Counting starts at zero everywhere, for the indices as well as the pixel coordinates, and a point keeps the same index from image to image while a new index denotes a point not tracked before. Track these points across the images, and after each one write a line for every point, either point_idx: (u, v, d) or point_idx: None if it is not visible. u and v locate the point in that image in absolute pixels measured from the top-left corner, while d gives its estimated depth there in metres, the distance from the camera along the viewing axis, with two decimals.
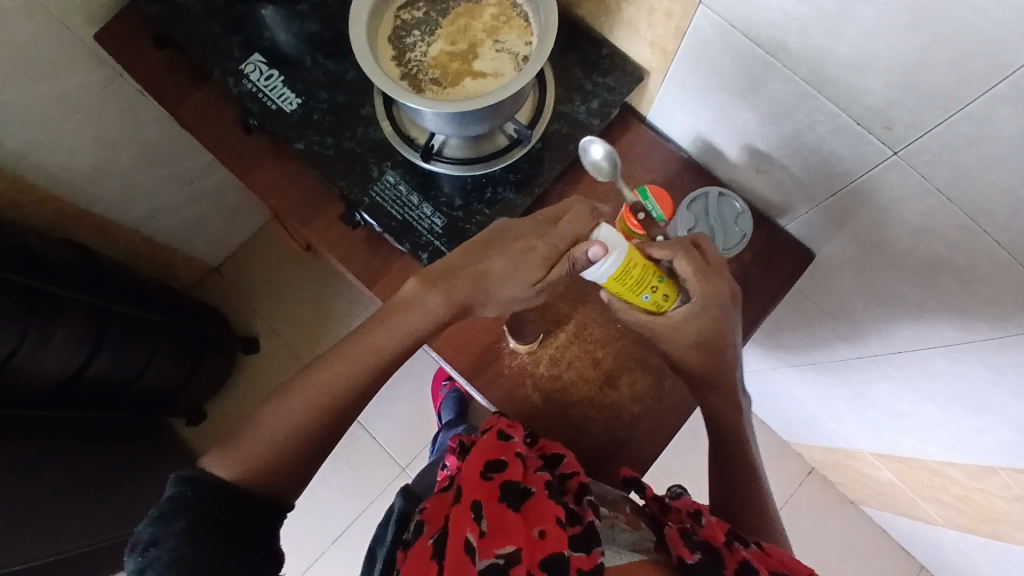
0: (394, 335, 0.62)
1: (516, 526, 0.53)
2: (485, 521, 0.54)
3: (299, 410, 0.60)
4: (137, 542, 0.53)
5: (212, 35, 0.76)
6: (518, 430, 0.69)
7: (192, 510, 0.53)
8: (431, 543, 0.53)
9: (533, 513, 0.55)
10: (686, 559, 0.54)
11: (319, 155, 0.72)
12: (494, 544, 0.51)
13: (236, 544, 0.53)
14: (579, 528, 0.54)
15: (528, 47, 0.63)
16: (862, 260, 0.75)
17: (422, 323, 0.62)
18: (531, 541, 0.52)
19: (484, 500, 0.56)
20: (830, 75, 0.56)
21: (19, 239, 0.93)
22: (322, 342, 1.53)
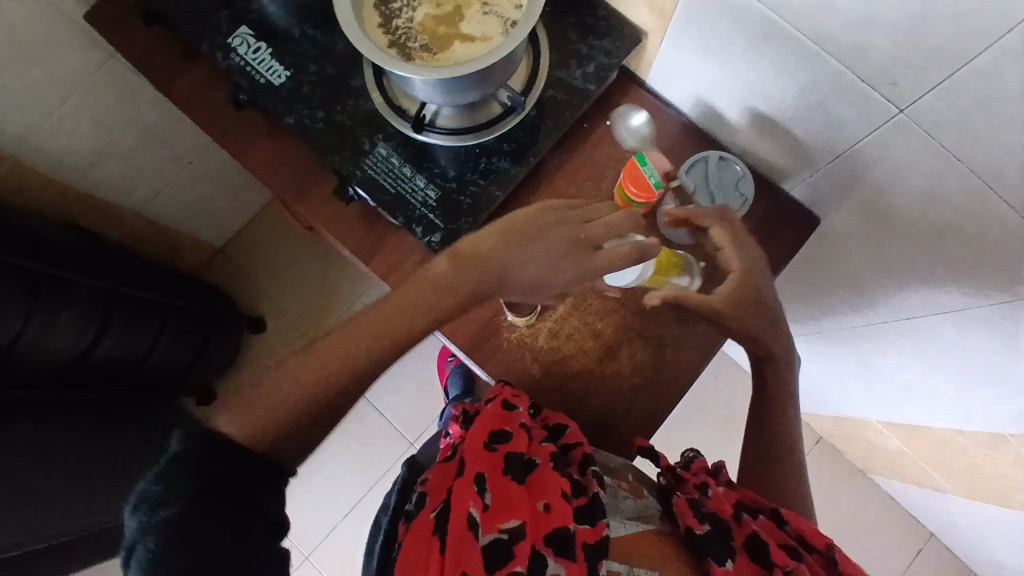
0: (404, 307, 0.59)
1: (520, 498, 0.53)
2: (489, 494, 0.54)
3: (313, 374, 0.58)
4: (141, 499, 0.53)
5: (199, 8, 0.74)
6: (523, 400, 0.68)
7: (204, 473, 0.53)
8: (433, 517, 0.53)
9: (537, 487, 0.55)
10: (694, 530, 0.54)
11: (310, 129, 0.70)
12: (497, 518, 0.51)
13: (239, 510, 0.53)
14: (583, 501, 0.54)
15: (518, 11, 0.60)
16: (871, 226, 0.73)
17: (434, 291, 0.58)
18: (536, 516, 0.52)
19: (487, 472, 0.56)
20: (832, 31, 0.54)
21: (20, 223, 0.93)
22: (329, 321, 1.53)
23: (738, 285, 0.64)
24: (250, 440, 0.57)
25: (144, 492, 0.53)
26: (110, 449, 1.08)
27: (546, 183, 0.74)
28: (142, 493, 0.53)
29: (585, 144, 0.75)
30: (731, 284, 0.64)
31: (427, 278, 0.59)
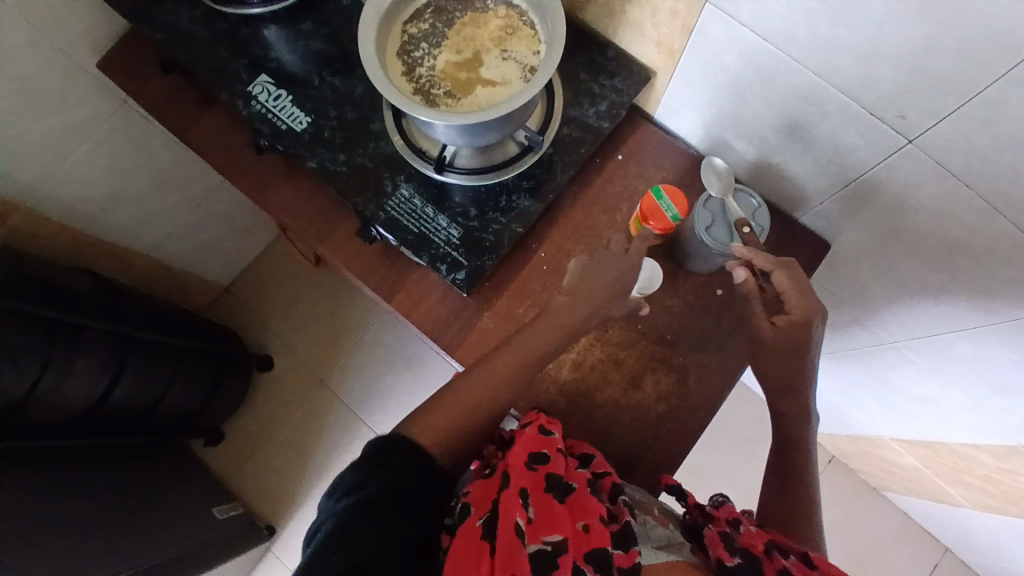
0: (512, 360, 0.65)
1: (562, 515, 0.53)
2: (531, 509, 0.53)
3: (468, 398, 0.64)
4: (334, 489, 0.56)
5: (219, 59, 0.77)
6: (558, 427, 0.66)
7: (387, 470, 0.56)
8: (481, 524, 0.52)
9: (575, 507, 0.55)
10: (725, 562, 0.55)
11: (332, 172, 0.71)
12: (541, 531, 0.51)
13: (404, 514, 0.53)
14: (617, 526, 0.54)
15: (536, 56, 0.63)
16: (883, 248, 0.75)
17: (541, 342, 0.65)
18: (577, 534, 0.52)
19: (529, 488, 0.55)
20: (840, 68, 0.56)
21: (36, 269, 0.93)
22: (337, 356, 1.53)
23: (796, 330, 0.64)
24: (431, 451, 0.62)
25: (337, 483, 0.56)
26: (124, 494, 1.07)
27: (563, 217, 0.76)
28: (336, 484, 0.56)
29: (599, 179, 0.77)
30: (786, 325, 0.65)
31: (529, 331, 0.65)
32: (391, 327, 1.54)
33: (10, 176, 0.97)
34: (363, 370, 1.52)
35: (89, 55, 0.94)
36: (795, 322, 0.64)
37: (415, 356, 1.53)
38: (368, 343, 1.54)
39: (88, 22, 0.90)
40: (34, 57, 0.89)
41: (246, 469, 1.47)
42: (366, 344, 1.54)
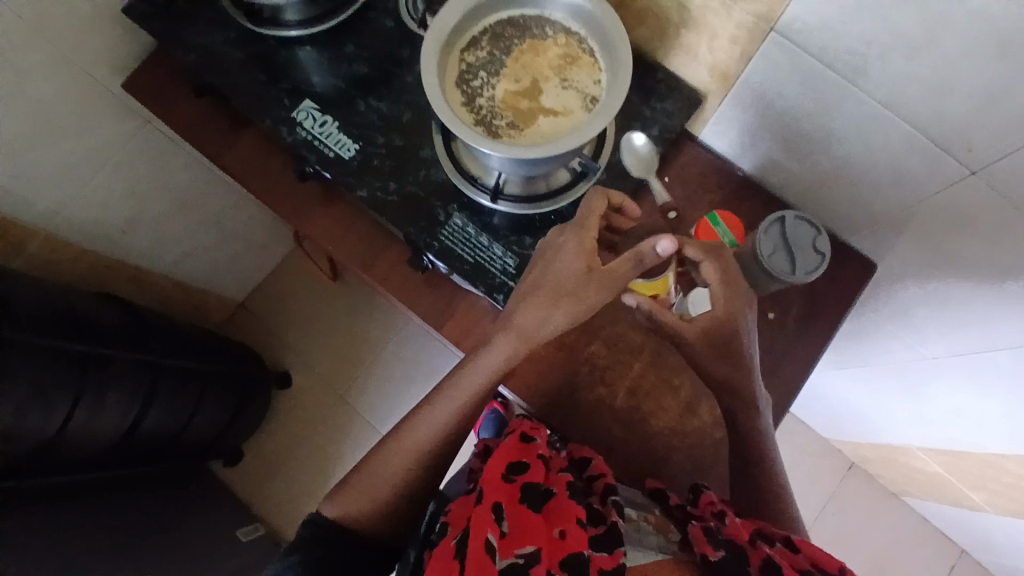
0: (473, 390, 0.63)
1: (537, 526, 0.51)
2: (507, 522, 0.52)
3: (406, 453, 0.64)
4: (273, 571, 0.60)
5: (259, 84, 0.75)
6: (543, 434, 0.66)
7: (319, 558, 0.59)
8: (455, 544, 0.52)
9: (553, 514, 0.53)
10: (710, 557, 0.51)
11: (383, 202, 0.71)
12: (514, 544, 0.50)
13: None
14: (601, 529, 0.52)
15: (597, 86, 0.62)
16: (931, 266, 0.75)
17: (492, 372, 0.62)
18: (552, 541, 0.50)
19: (505, 501, 0.54)
20: (908, 101, 0.56)
21: (66, 305, 0.90)
22: (356, 371, 1.53)
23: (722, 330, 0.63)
24: (356, 523, 0.63)
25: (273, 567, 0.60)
26: (153, 522, 1.04)
27: None
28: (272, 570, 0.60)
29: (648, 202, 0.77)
30: (707, 324, 0.63)
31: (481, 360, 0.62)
32: (411, 342, 1.53)
33: (29, 202, 0.94)
34: (383, 385, 1.51)
35: (110, 74, 0.92)
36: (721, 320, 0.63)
37: (436, 371, 1.51)
38: (388, 357, 1.53)
39: (112, 40, 0.88)
40: (56, 78, 0.87)
41: (265, 488, 1.45)
42: (386, 358, 1.53)
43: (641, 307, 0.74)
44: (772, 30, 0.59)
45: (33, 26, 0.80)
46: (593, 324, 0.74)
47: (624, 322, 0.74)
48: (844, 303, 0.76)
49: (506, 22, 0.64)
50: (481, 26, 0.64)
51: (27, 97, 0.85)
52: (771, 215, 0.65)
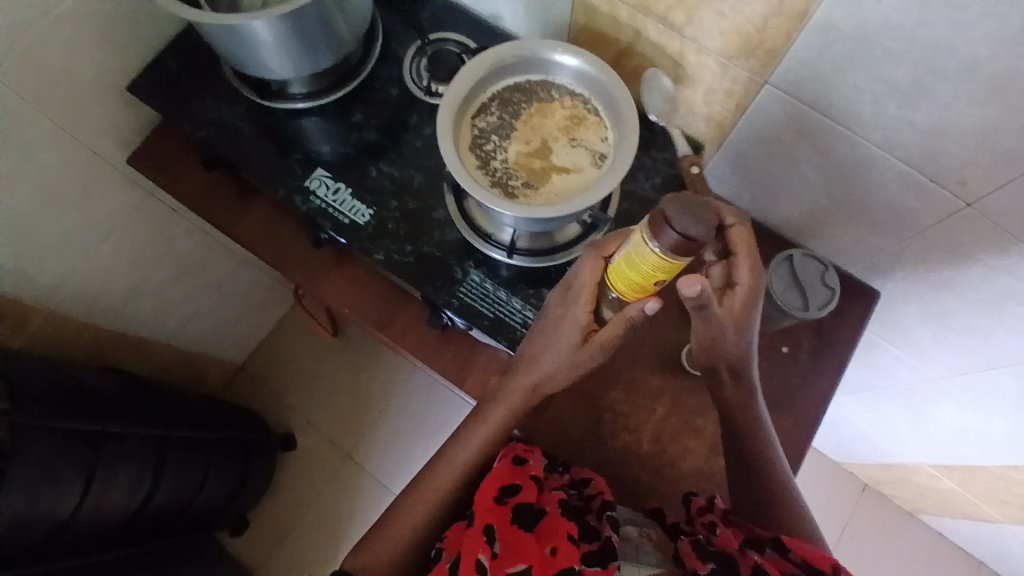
0: (487, 434, 0.63)
1: (528, 545, 0.56)
2: (499, 543, 0.57)
3: (426, 503, 0.62)
4: None
5: (270, 155, 0.77)
6: (536, 454, 0.65)
7: None
8: (450, 566, 0.57)
9: (545, 532, 0.57)
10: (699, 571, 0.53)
11: (401, 264, 0.72)
12: (506, 564, 0.55)
13: None
14: (593, 546, 0.56)
15: (605, 143, 0.65)
16: (931, 292, 0.77)
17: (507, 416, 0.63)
18: (542, 559, 0.54)
19: (497, 523, 0.58)
20: (903, 142, 0.59)
21: (79, 386, 0.89)
22: (361, 428, 1.51)
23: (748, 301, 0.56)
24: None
25: None
26: None
27: None
28: None
29: None
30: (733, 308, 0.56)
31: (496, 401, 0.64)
32: (416, 394, 1.53)
33: (33, 280, 0.93)
34: (390, 440, 1.49)
35: (115, 150, 0.91)
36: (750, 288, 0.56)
37: (443, 422, 1.50)
38: (394, 411, 1.51)
39: (117, 118, 0.88)
40: (62, 157, 0.86)
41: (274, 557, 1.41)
42: (391, 411, 1.51)
43: (657, 350, 0.76)
44: (766, 83, 0.62)
45: (37, 106, 0.78)
46: (612, 370, 0.74)
47: (642, 366, 0.75)
48: (854, 334, 0.78)
49: (512, 88, 0.67)
50: (488, 93, 0.66)
51: (30, 179, 0.83)
52: (779, 253, 0.67)
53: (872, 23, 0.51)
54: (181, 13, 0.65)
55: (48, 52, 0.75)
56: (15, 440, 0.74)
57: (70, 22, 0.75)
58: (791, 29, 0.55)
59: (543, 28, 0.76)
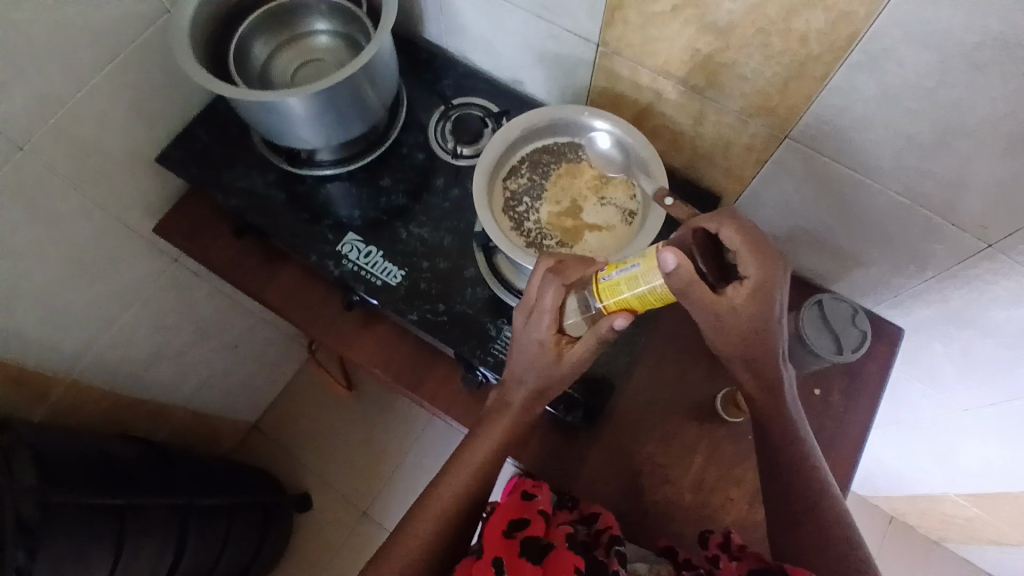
0: (483, 458, 0.62)
1: None
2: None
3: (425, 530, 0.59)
4: None
5: (302, 222, 0.78)
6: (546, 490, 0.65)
7: None
8: None
9: (552, 566, 0.56)
10: None
11: (434, 323, 0.73)
12: None
13: None
14: None
15: (634, 200, 0.67)
16: (955, 331, 0.76)
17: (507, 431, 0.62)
18: None
19: (505, 555, 0.57)
20: (924, 191, 0.62)
21: (104, 456, 0.87)
22: (378, 484, 1.48)
23: (758, 300, 0.51)
24: None
25: None
26: None
27: (654, 337, 0.78)
28: None
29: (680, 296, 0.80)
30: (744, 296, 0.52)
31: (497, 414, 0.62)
32: (432, 447, 1.50)
33: (55, 350, 0.91)
34: (407, 497, 1.46)
35: (139, 217, 0.91)
36: (762, 286, 0.51)
37: None
38: (410, 466, 1.49)
39: (143, 187, 0.89)
40: (87, 228, 0.85)
41: None
42: (408, 466, 1.49)
43: (690, 399, 0.76)
44: (785, 138, 0.66)
45: (66, 178, 0.78)
46: (647, 421, 0.75)
47: (677, 416, 0.75)
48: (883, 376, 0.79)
49: (542, 151, 0.69)
50: (518, 156, 0.69)
51: (53, 249, 0.82)
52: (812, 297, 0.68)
53: (894, 85, 0.54)
54: (209, 85, 0.66)
55: (78, 126, 0.76)
56: (46, 517, 0.72)
57: (102, 96, 0.76)
58: (812, 90, 0.59)
59: (563, 92, 0.81)
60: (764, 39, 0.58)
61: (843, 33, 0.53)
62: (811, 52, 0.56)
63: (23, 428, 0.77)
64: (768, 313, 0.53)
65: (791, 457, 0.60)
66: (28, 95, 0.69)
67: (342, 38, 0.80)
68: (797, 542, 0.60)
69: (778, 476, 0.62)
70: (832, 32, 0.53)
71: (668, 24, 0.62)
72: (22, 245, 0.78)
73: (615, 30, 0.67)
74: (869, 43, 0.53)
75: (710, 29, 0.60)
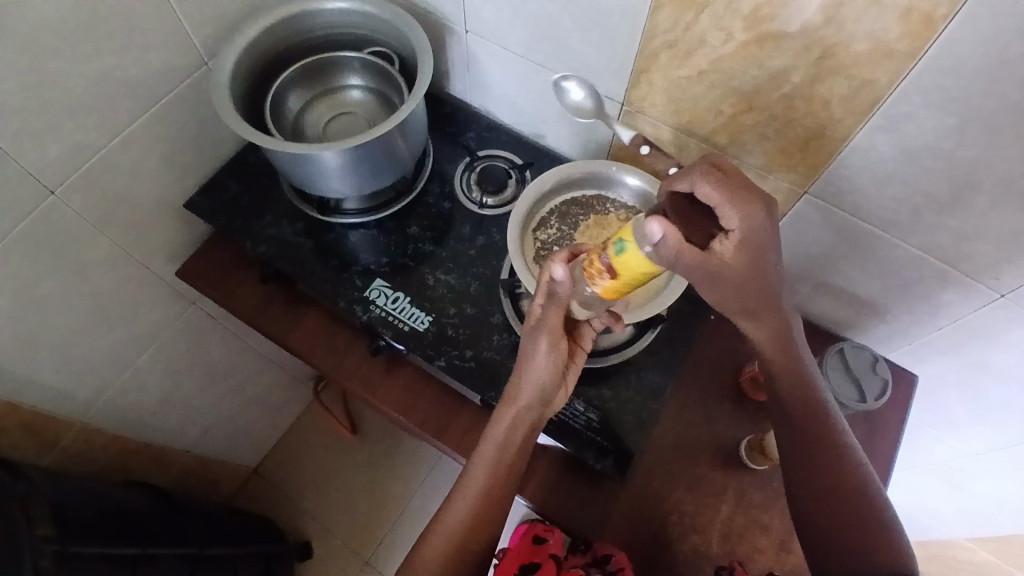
0: (486, 465, 0.62)
1: None
2: None
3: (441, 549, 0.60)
4: None
5: (331, 269, 0.80)
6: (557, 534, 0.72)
7: None
8: None
9: None
10: None
11: (463, 369, 0.74)
12: None
13: None
14: None
15: None
16: (969, 376, 0.78)
17: (499, 450, 0.62)
18: None
19: None
20: (939, 244, 0.64)
21: (112, 502, 0.85)
22: (381, 532, 1.44)
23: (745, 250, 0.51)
24: None
25: None
26: None
27: (678, 382, 0.80)
28: None
29: (702, 343, 0.82)
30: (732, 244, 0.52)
31: (487, 440, 0.62)
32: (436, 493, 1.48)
33: (67, 395, 0.89)
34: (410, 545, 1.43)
35: (163, 262, 0.92)
36: (748, 233, 0.51)
37: None
38: (414, 511, 1.46)
39: (168, 232, 0.89)
40: (110, 272, 0.85)
41: None
42: (412, 512, 1.46)
43: (716, 445, 0.77)
44: (805, 193, 0.69)
45: (95, 223, 0.79)
46: (672, 469, 0.75)
47: (703, 463, 0.76)
48: (900, 424, 0.80)
49: (570, 202, 0.76)
50: (547, 207, 0.75)
51: (77, 294, 0.82)
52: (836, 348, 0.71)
53: (912, 146, 0.58)
54: (248, 136, 0.67)
55: (110, 173, 0.77)
56: (60, 568, 0.69)
57: (136, 144, 0.78)
58: (833, 149, 0.63)
59: (584, 146, 0.85)
60: (787, 102, 0.62)
61: (864, 98, 0.57)
62: (832, 115, 0.60)
63: (35, 474, 0.75)
64: (760, 255, 0.52)
65: (806, 429, 0.60)
66: (68, 143, 0.70)
67: (374, 94, 0.84)
68: (814, 515, 0.60)
69: (792, 448, 0.61)
70: (853, 97, 0.57)
71: (693, 86, 0.66)
72: (47, 289, 0.77)
73: (640, 91, 0.71)
74: (890, 107, 0.56)
75: (734, 92, 0.64)
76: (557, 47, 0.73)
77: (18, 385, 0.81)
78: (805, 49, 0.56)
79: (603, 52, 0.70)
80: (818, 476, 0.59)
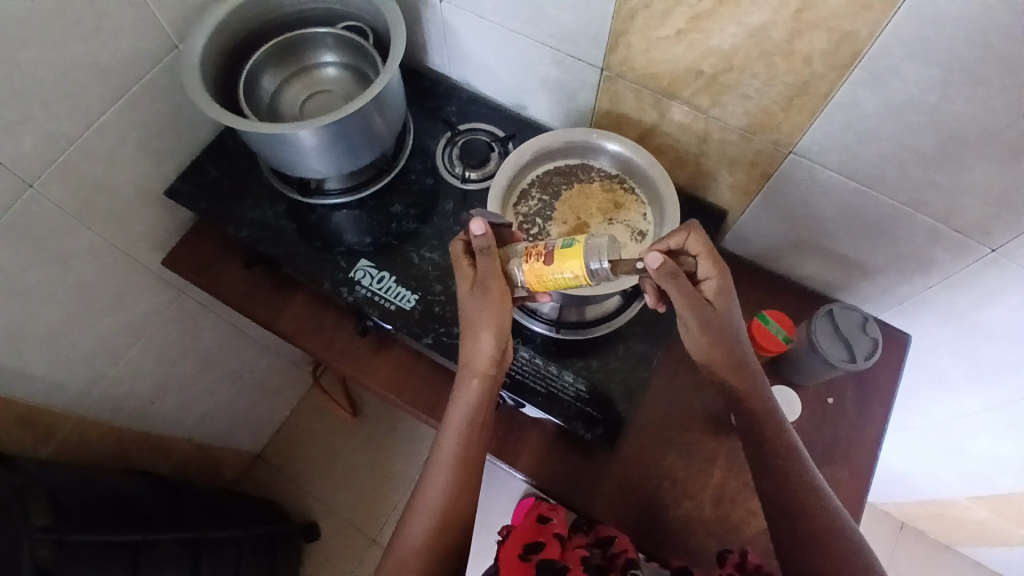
0: (460, 428, 0.63)
1: None
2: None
3: (426, 519, 0.61)
4: None
5: (314, 250, 0.79)
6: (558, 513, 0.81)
7: None
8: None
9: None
10: None
11: (450, 345, 0.73)
12: None
13: None
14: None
15: (645, 219, 0.72)
16: (961, 334, 0.77)
17: (466, 426, 0.63)
18: None
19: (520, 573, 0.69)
20: (928, 199, 0.63)
21: (111, 490, 0.86)
22: (385, 510, 1.46)
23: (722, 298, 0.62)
24: None
25: None
26: None
27: (667, 351, 0.79)
28: None
29: None
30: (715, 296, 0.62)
31: (453, 412, 0.64)
32: None
33: (62, 387, 0.89)
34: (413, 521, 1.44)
35: (147, 251, 0.91)
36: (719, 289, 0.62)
37: None
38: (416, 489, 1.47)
39: (150, 220, 0.88)
40: (95, 262, 0.84)
41: None
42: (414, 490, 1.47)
43: (707, 411, 0.77)
44: (791, 153, 0.68)
45: (75, 215, 0.78)
46: (663, 436, 0.75)
47: (695, 430, 0.76)
48: (892, 382, 0.80)
49: (553, 172, 0.75)
50: (529, 178, 0.75)
51: (62, 286, 0.81)
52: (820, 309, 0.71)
53: (896, 100, 0.56)
54: (221, 118, 0.66)
55: (87, 163, 0.76)
56: (60, 560, 0.71)
57: (111, 131, 0.77)
58: (816, 106, 0.61)
59: (566, 115, 0.83)
60: (767, 60, 0.60)
61: (845, 51, 0.55)
62: (814, 70, 0.59)
63: (32, 465, 0.76)
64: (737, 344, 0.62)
65: (788, 487, 0.59)
66: (38, 132, 0.69)
67: (350, 71, 0.82)
68: (803, 550, 0.57)
69: (776, 507, 0.60)
70: (835, 51, 0.56)
71: (672, 47, 0.65)
72: (28, 283, 0.77)
73: (618, 55, 0.69)
74: (870, 60, 0.55)
75: (714, 52, 0.63)
76: (532, 13, 0.71)
77: (9, 379, 0.81)
78: (783, 3, 0.55)
79: (579, 16, 0.68)
80: (800, 500, 0.59)
